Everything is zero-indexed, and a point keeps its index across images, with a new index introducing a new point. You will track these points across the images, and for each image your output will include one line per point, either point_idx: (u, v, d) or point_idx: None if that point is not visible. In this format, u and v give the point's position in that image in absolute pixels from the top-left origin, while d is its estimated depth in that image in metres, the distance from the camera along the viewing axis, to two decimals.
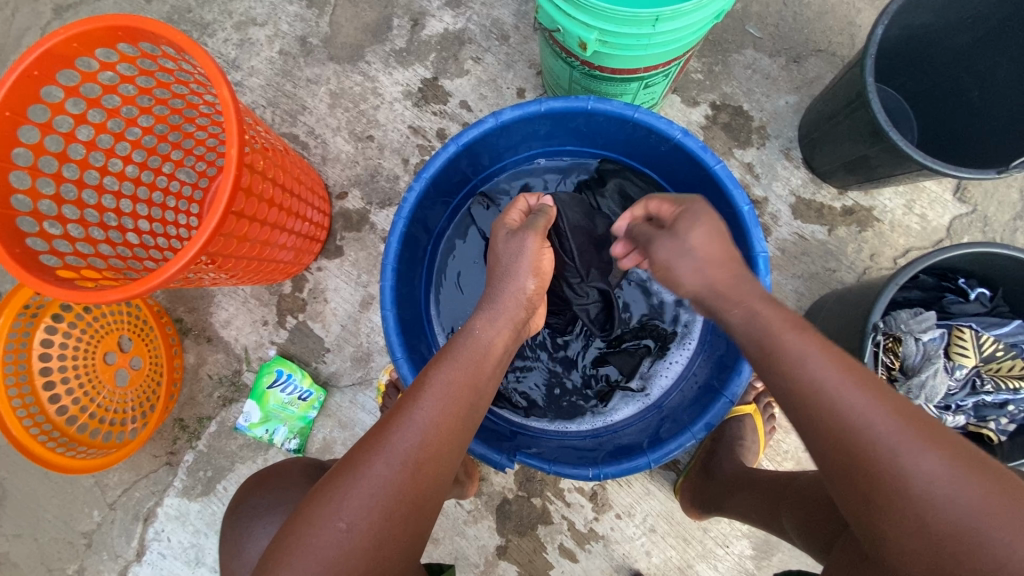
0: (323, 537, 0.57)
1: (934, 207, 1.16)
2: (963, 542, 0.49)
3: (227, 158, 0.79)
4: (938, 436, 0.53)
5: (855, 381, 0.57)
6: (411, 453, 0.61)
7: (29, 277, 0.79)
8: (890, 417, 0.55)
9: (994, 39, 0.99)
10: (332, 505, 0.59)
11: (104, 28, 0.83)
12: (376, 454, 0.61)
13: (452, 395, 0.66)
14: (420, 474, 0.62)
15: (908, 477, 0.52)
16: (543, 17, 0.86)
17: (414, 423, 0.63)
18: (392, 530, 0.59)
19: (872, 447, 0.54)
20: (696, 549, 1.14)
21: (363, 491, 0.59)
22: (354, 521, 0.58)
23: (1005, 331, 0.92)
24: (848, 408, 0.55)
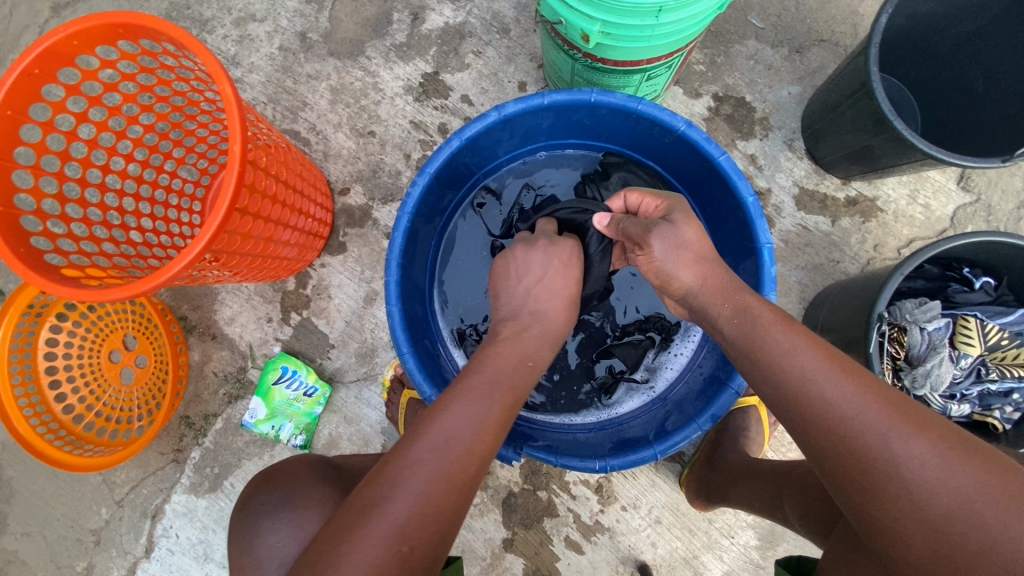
0: (388, 558, 0.54)
1: (938, 197, 1.16)
2: (959, 522, 0.49)
3: (230, 154, 0.79)
4: (930, 419, 0.55)
5: (841, 372, 0.60)
6: (459, 471, 0.61)
7: (35, 277, 0.79)
8: (876, 404, 0.57)
9: (998, 26, 0.99)
10: (390, 527, 0.55)
11: (104, 25, 0.82)
12: (426, 470, 0.60)
13: (490, 412, 0.67)
14: (465, 490, 0.61)
15: (898, 460, 0.53)
16: (545, 9, 0.86)
17: (459, 436, 0.63)
18: (438, 547, 0.58)
19: (863, 435, 0.55)
20: (702, 539, 1.14)
21: (420, 506, 0.57)
22: (416, 542, 0.56)
23: (1010, 319, 0.91)
24: (835, 397, 0.58)
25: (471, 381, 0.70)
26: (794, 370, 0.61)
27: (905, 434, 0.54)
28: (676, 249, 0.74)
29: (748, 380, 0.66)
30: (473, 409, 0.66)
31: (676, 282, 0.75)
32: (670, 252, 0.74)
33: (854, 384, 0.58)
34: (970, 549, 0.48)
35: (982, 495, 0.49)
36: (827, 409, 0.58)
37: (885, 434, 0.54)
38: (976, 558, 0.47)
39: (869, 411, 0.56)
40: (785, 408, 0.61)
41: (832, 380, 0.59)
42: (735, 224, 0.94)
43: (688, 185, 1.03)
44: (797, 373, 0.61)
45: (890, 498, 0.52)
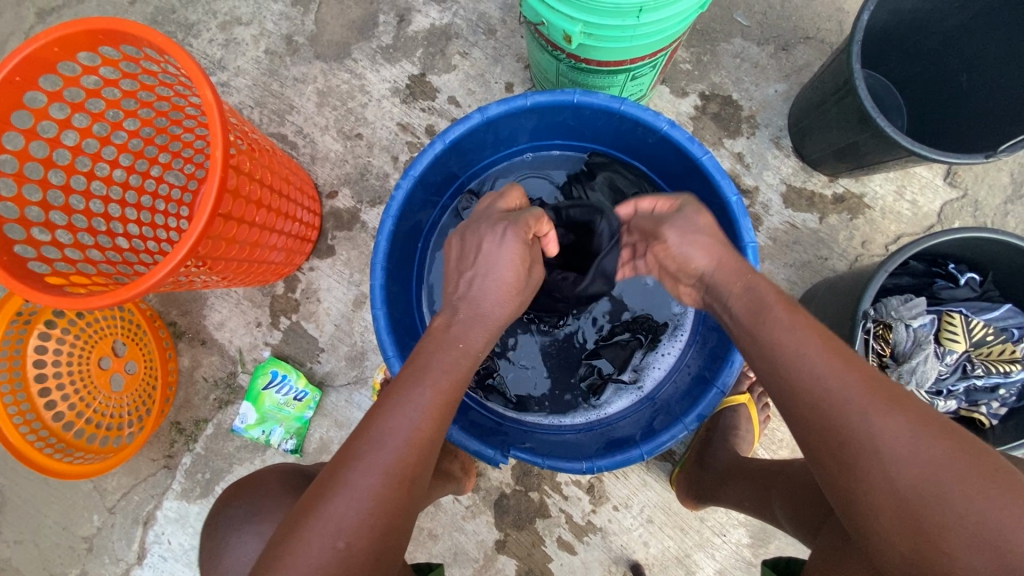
0: (322, 556, 0.55)
1: (925, 192, 1.16)
2: (928, 496, 0.49)
3: (212, 160, 0.79)
4: (908, 397, 0.55)
5: (831, 351, 0.60)
6: (397, 463, 0.61)
7: (18, 284, 0.79)
8: (859, 381, 0.57)
9: (982, 21, 0.98)
10: (324, 526, 0.56)
11: (84, 32, 0.82)
12: (362, 466, 0.60)
13: (430, 404, 0.66)
14: (408, 481, 0.61)
15: (875, 435, 0.53)
16: (527, 11, 0.85)
17: (399, 428, 0.63)
18: (381, 538, 0.59)
19: (844, 411, 0.55)
20: (694, 538, 1.15)
21: (357, 503, 0.58)
22: (352, 539, 0.56)
23: (994, 315, 0.91)
24: (823, 373, 0.58)
25: (424, 371, 0.69)
26: (789, 349, 0.61)
27: (886, 411, 0.54)
28: (691, 237, 0.78)
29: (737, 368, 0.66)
30: (415, 399, 0.65)
31: (692, 264, 0.78)
32: (685, 238, 0.78)
33: (842, 363, 0.58)
34: (940, 525, 0.48)
35: (951, 470, 0.49)
36: (812, 382, 0.58)
37: (864, 406, 0.55)
38: (942, 535, 0.48)
39: (854, 387, 0.56)
40: (774, 382, 0.62)
41: (822, 357, 0.59)
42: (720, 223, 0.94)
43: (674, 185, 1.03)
44: (786, 351, 0.62)
45: (863, 470, 0.53)
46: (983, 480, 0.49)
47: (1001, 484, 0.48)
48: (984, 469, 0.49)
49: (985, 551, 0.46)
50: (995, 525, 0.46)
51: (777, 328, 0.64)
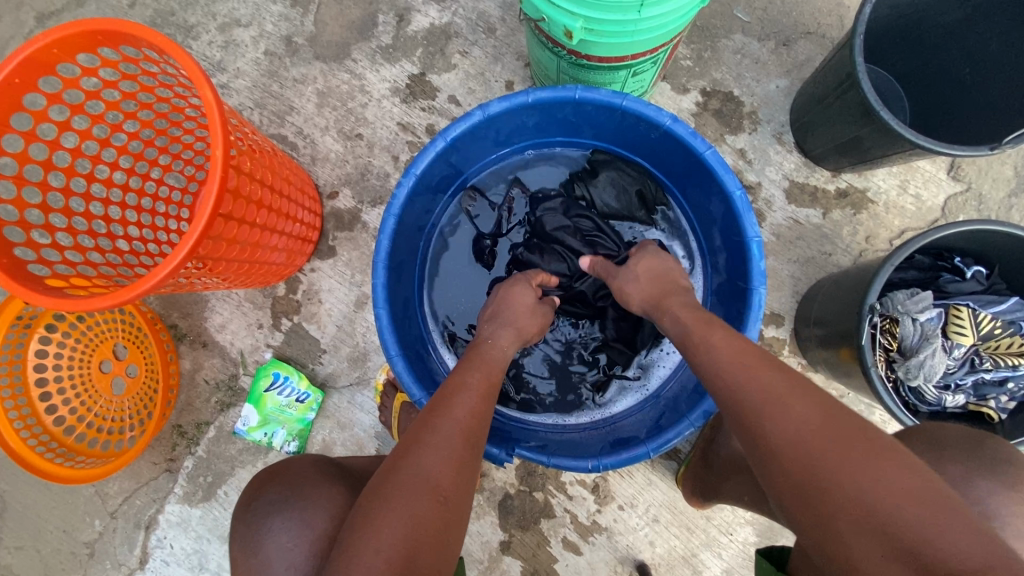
0: (426, 509, 0.57)
1: (928, 187, 1.16)
2: (812, 485, 0.53)
3: (213, 160, 0.79)
4: (803, 391, 0.59)
5: (737, 358, 0.66)
6: (468, 431, 0.67)
7: (18, 287, 0.78)
8: (755, 383, 0.62)
9: (985, 15, 0.98)
10: (421, 480, 0.59)
11: (83, 32, 0.81)
12: (439, 432, 0.65)
13: (481, 386, 0.74)
14: (476, 447, 0.67)
15: (765, 433, 0.58)
16: (527, 7, 0.84)
17: (465, 403, 0.70)
18: (465, 494, 0.63)
19: (743, 415, 0.61)
20: (700, 537, 1.14)
21: (445, 461, 0.62)
22: (449, 492, 0.60)
23: (1003, 308, 0.88)
24: (728, 382, 0.64)
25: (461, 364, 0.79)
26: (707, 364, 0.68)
27: (772, 408, 0.58)
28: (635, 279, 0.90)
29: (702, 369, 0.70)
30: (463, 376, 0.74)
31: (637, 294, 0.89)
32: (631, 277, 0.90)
33: (743, 367, 0.64)
34: (826, 510, 0.52)
35: (828, 457, 0.53)
36: (728, 392, 0.64)
37: (762, 406, 0.59)
38: (831, 521, 0.51)
39: (751, 389, 0.62)
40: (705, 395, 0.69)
41: (730, 367, 0.65)
42: (724, 218, 0.93)
43: (677, 181, 1.02)
44: (708, 367, 0.68)
45: (765, 467, 0.57)
46: (864, 461, 0.51)
47: (878, 465, 0.51)
48: (861, 451, 0.52)
49: (869, 533, 0.49)
50: (873, 507, 0.49)
51: (708, 350, 0.70)
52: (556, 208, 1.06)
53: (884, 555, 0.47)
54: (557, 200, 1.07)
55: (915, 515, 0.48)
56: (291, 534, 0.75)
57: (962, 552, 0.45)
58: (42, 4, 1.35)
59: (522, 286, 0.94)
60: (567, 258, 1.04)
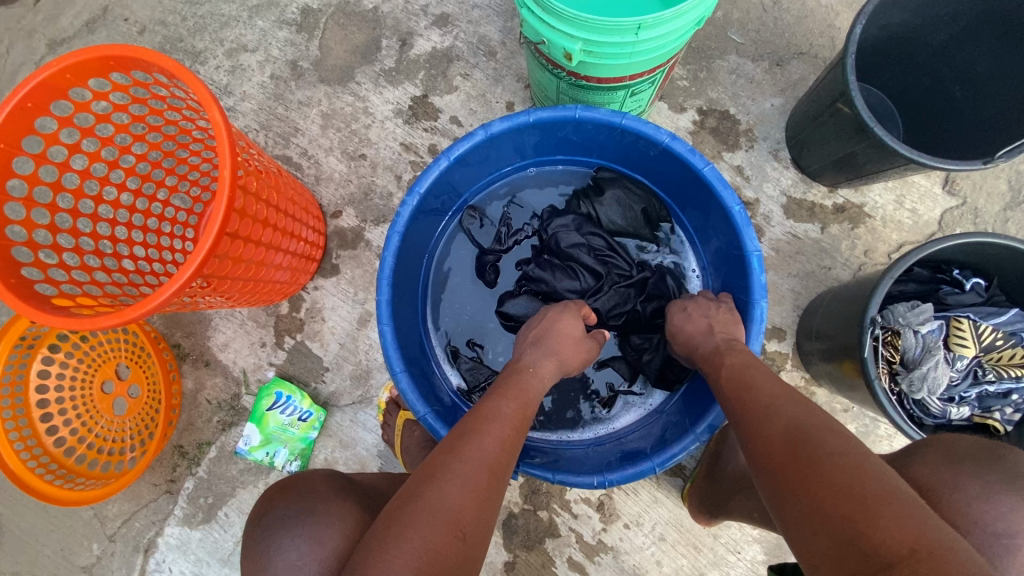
0: (445, 542, 0.56)
1: (925, 201, 1.17)
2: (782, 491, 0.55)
3: (220, 180, 0.80)
4: (797, 404, 0.63)
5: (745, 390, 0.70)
6: (489, 460, 0.66)
7: (24, 306, 0.79)
8: (754, 409, 0.66)
9: (974, 34, 1.00)
10: (440, 503, 0.59)
11: (97, 58, 0.84)
12: (460, 457, 0.64)
13: (510, 417, 0.73)
14: (498, 481, 0.65)
15: (755, 451, 0.62)
16: (527, 30, 0.87)
17: (495, 434, 0.69)
18: (484, 529, 0.61)
19: (747, 438, 0.64)
20: (708, 556, 1.12)
21: (464, 488, 0.61)
22: (468, 528, 0.58)
23: (1003, 319, 0.88)
24: (740, 409, 0.69)
25: (494, 394, 0.77)
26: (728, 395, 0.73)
27: (764, 425, 0.63)
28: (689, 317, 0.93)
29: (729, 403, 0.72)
30: (496, 406, 0.73)
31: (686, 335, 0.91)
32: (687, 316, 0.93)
33: (750, 393, 0.69)
34: (794, 517, 0.53)
35: (791, 466, 0.56)
36: (736, 409, 0.70)
37: (757, 420, 0.64)
38: (799, 528, 0.52)
39: (755, 411, 0.66)
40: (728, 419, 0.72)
41: (739, 395, 0.70)
42: (723, 232, 0.94)
43: (679, 197, 1.03)
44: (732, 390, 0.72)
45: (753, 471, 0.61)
46: (816, 464, 0.53)
47: (827, 467, 0.53)
48: (816, 456, 0.54)
49: (819, 529, 0.50)
50: (821, 502, 0.51)
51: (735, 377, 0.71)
52: (568, 225, 1.06)
53: (827, 542, 0.49)
54: (569, 217, 1.06)
55: (854, 510, 0.48)
56: (301, 551, 0.73)
57: (890, 537, 0.45)
58: (53, 31, 1.38)
59: (571, 315, 0.94)
60: (580, 275, 1.03)
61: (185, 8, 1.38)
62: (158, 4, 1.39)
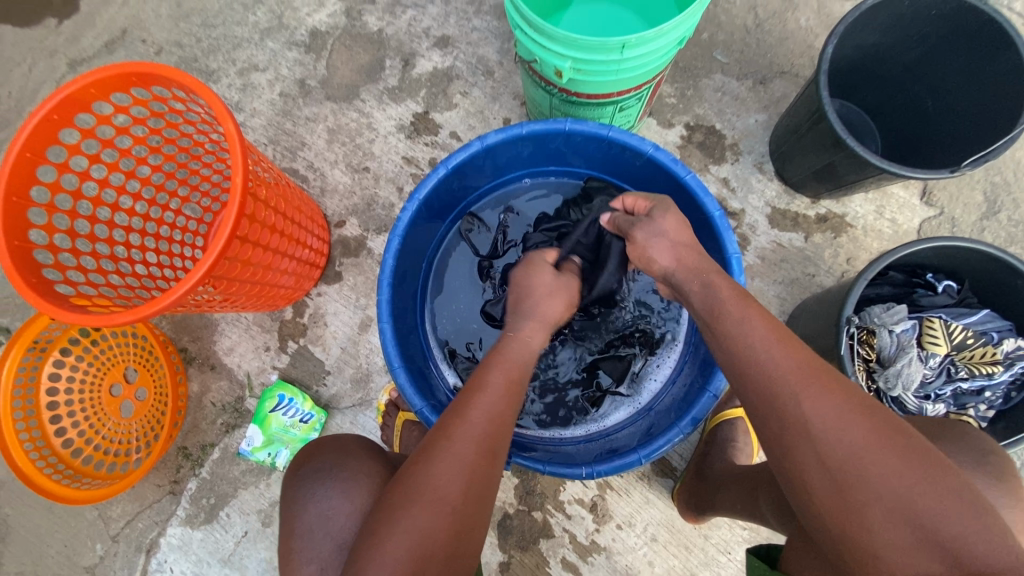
0: (434, 521, 0.63)
1: (903, 212, 1.22)
2: (851, 474, 0.58)
3: (232, 186, 0.85)
4: (844, 388, 0.62)
5: (777, 340, 0.68)
6: (482, 438, 0.69)
7: (45, 304, 0.84)
8: (793, 369, 0.65)
9: (937, 54, 1.06)
10: (427, 487, 0.65)
11: (119, 74, 0.90)
12: (455, 439, 0.68)
13: (504, 390, 0.76)
14: (491, 455, 0.70)
15: (808, 419, 0.61)
16: (521, 50, 0.93)
17: (492, 413, 0.72)
18: (475, 500, 0.67)
19: (784, 398, 0.63)
20: (699, 557, 1.14)
21: (457, 470, 0.66)
22: (455, 504, 0.65)
23: (972, 319, 0.92)
24: (769, 362, 0.67)
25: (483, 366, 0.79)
26: (743, 334, 0.70)
27: (815, 392, 0.63)
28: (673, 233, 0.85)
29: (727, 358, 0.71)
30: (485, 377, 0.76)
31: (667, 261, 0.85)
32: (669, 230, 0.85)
33: (786, 347, 0.67)
34: (862, 500, 0.57)
35: (873, 456, 0.58)
36: (760, 364, 0.67)
37: (804, 387, 0.63)
38: (864, 510, 0.57)
39: (792, 369, 0.65)
40: (734, 366, 0.70)
41: (769, 344, 0.68)
42: (706, 237, 0.99)
43: None
44: (740, 341, 0.70)
45: (798, 439, 0.62)
46: (909, 462, 0.58)
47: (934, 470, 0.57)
48: (906, 455, 0.58)
49: (904, 524, 0.55)
50: (917, 503, 0.56)
51: None
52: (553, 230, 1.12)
53: (909, 542, 0.55)
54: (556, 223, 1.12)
55: (960, 513, 0.55)
56: (332, 502, 0.79)
57: (994, 552, 0.53)
58: (74, 50, 1.46)
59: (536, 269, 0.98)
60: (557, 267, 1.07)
61: (200, 30, 1.46)
62: (174, 26, 1.47)
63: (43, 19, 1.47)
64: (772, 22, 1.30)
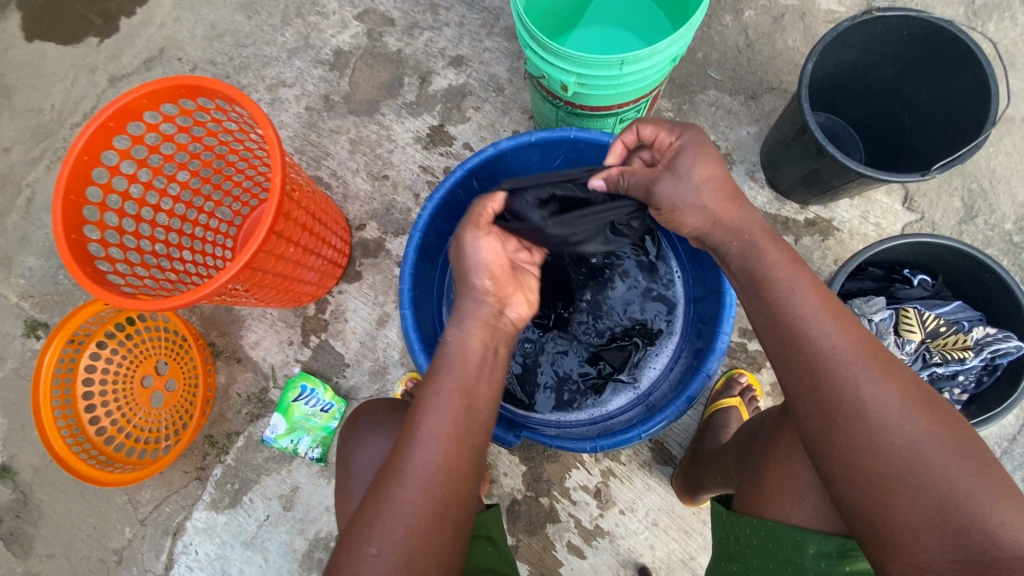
0: (361, 563, 0.68)
1: (887, 217, 1.31)
2: (897, 456, 0.61)
3: (272, 188, 0.95)
4: (898, 372, 0.64)
5: (835, 318, 0.69)
6: (422, 468, 0.72)
7: (101, 290, 0.93)
8: (852, 349, 0.66)
9: (912, 70, 1.16)
10: (364, 532, 0.70)
11: (171, 87, 1.00)
12: (395, 477, 0.72)
13: (448, 411, 0.75)
14: (436, 486, 0.72)
15: (862, 400, 0.64)
16: (530, 67, 1.04)
17: (428, 445, 0.73)
18: (422, 534, 0.70)
19: (841, 376, 0.65)
20: (698, 540, 1.20)
21: (393, 508, 0.70)
22: (382, 546, 0.68)
23: (946, 309, 1.01)
24: (827, 339, 0.67)
25: (430, 388, 0.77)
26: (797, 302, 0.70)
27: (874, 375, 0.64)
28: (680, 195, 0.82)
29: (768, 328, 0.72)
30: (433, 397, 0.76)
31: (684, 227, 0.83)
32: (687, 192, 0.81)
33: (844, 326, 0.68)
34: (904, 482, 0.60)
35: (922, 443, 0.61)
36: (816, 340, 0.67)
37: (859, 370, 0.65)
38: (906, 492, 0.60)
39: (853, 347, 0.66)
40: (786, 340, 0.70)
41: (828, 320, 0.68)
42: None
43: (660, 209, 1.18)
44: (797, 316, 0.70)
45: (848, 421, 0.64)
46: (959, 450, 0.60)
47: (980, 461, 0.60)
48: (957, 443, 0.61)
49: (936, 509, 0.59)
50: (960, 490, 0.59)
51: None
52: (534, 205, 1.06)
53: (941, 525, 0.58)
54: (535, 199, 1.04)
55: (1000, 501, 0.58)
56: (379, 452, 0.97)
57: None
58: (115, 68, 1.59)
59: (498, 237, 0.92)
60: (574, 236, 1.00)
61: (232, 49, 1.58)
62: (208, 45, 1.59)
63: (86, 39, 1.60)
64: (762, 43, 1.41)
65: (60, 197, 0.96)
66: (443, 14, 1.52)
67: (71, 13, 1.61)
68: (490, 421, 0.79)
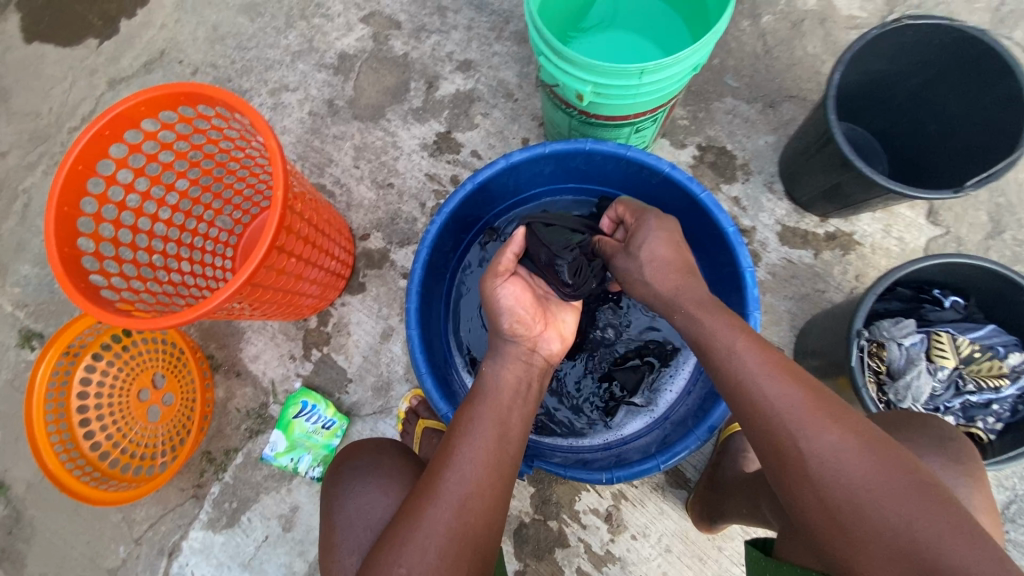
0: None
1: (910, 231, 1.26)
2: (849, 507, 0.59)
3: (273, 198, 0.91)
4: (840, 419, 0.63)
5: (777, 370, 0.69)
6: (457, 489, 0.70)
7: (92, 305, 0.88)
8: (794, 402, 0.66)
9: (940, 79, 1.11)
10: (392, 554, 0.66)
11: (169, 94, 0.96)
12: (428, 498, 0.70)
13: (483, 435, 0.75)
14: (473, 510, 0.69)
15: (806, 456, 0.62)
16: (544, 75, 0.99)
17: (465, 467, 0.71)
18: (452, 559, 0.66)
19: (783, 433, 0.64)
20: (712, 568, 1.15)
21: (427, 529, 0.67)
22: (412, 567, 0.64)
23: (980, 334, 0.98)
24: (771, 394, 0.67)
25: (466, 417, 0.78)
26: (738, 357, 0.72)
27: (819, 427, 0.63)
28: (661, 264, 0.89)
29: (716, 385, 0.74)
30: (468, 422, 0.77)
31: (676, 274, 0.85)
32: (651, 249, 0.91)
33: (787, 377, 0.68)
34: (863, 537, 0.58)
35: (875, 493, 0.58)
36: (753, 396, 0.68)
37: (800, 424, 0.64)
38: (867, 548, 0.57)
39: (796, 399, 0.66)
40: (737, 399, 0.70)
41: (769, 373, 0.69)
42: (720, 251, 1.04)
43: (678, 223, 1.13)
44: (739, 373, 0.71)
45: (796, 476, 0.63)
46: (921, 501, 0.57)
47: (944, 512, 0.56)
48: (917, 493, 0.57)
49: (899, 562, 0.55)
50: (928, 545, 0.54)
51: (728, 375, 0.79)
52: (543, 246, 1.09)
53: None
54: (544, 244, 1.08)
55: (965, 552, 0.53)
56: (369, 498, 0.92)
57: None
58: (114, 70, 1.54)
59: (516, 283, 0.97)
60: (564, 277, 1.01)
61: (234, 52, 1.54)
62: (209, 49, 1.54)
63: (85, 40, 1.56)
64: (780, 48, 1.36)
65: (54, 208, 0.92)
66: (451, 17, 1.47)
67: (71, 15, 1.57)
68: (519, 457, 0.77)
